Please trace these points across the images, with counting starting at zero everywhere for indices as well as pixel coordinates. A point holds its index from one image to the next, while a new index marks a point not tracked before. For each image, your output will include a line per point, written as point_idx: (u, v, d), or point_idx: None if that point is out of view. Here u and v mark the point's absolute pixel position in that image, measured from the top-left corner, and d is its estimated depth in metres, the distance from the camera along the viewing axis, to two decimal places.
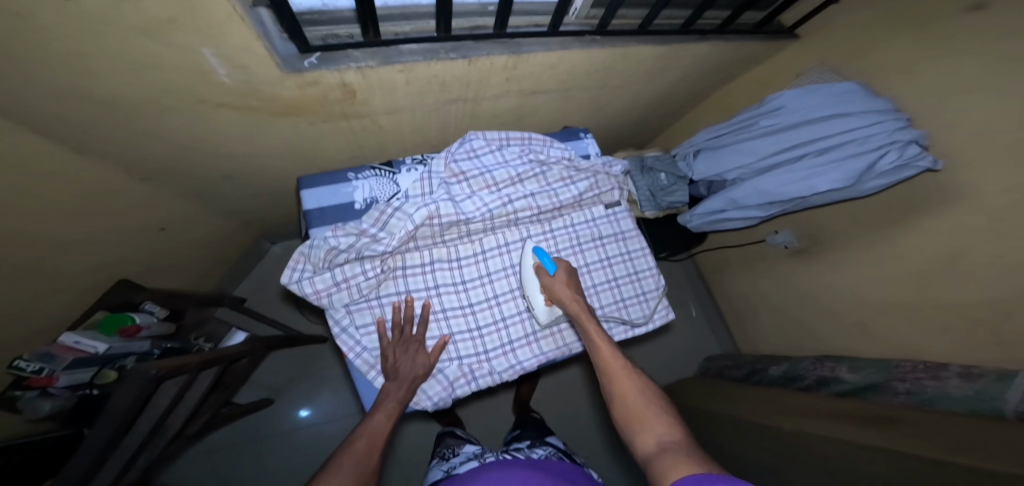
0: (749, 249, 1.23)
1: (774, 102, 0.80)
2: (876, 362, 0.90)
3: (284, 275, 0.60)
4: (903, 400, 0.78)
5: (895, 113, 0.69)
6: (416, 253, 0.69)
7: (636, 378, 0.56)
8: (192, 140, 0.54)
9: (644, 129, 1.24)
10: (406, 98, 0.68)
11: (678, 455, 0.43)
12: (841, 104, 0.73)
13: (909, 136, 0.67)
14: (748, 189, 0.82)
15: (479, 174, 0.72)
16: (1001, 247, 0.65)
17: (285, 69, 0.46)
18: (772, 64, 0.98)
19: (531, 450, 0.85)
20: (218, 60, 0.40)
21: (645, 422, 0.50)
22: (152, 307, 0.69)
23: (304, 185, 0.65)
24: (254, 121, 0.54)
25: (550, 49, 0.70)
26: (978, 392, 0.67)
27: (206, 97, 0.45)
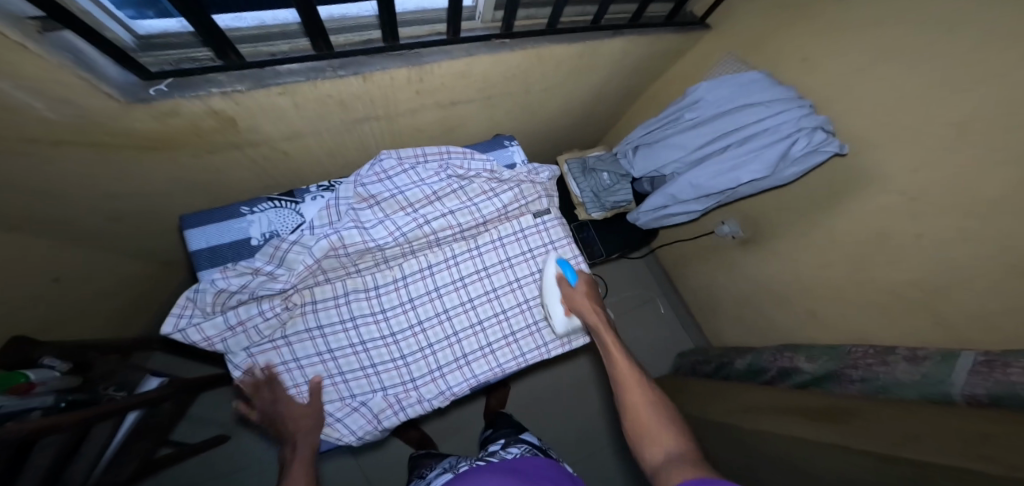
0: (703, 242, 1.21)
1: (694, 95, 0.78)
2: (830, 349, 0.87)
3: (167, 324, 0.59)
4: (859, 388, 0.74)
5: (799, 101, 0.69)
6: (327, 286, 0.68)
7: (649, 386, 0.51)
8: (53, 180, 0.50)
9: (588, 129, 1.22)
10: (304, 122, 0.63)
11: (684, 466, 0.39)
12: (752, 95, 0.73)
13: (813, 122, 0.66)
14: (682, 184, 0.79)
15: (390, 196, 0.68)
16: (940, 224, 0.62)
17: (126, 99, 0.43)
18: (696, 54, 0.97)
19: (504, 450, 0.81)
20: (30, 94, 0.36)
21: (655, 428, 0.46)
22: (54, 361, 0.65)
23: (187, 225, 0.63)
24: (114, 154, 0.50)
25: (453, 57, 0.67)
26: (925, 376, 0.64)
27: (43, 135, 0.42)
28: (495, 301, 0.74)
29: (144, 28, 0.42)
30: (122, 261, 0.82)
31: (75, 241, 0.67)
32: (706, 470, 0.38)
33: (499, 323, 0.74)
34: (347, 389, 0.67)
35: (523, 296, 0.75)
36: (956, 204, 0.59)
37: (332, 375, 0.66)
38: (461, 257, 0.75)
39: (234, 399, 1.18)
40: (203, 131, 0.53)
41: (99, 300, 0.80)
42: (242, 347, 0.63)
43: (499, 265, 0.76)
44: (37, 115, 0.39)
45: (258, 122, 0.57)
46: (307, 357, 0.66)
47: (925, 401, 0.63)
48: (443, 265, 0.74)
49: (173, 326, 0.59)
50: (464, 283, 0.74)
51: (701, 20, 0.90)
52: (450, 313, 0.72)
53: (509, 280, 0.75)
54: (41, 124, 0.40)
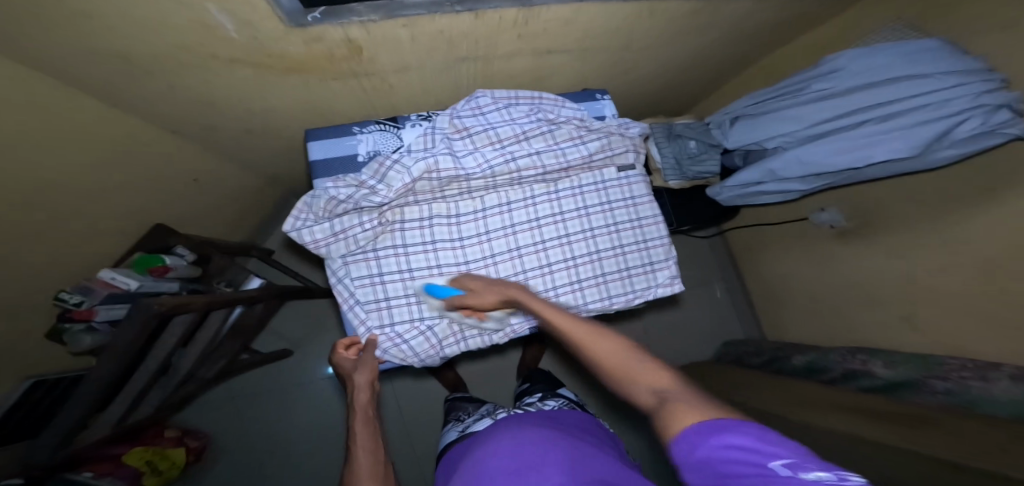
0: (792, 227, 1.12)
1: (833, 64, 0.69)
2: (916, 358, 0.81)
3: (287, 222, 0.67)
4: (943, 400, 0.69)
5: (982, 75, 0.57)
6: (414, 207, 0.73)
7: (612, 334, 0.46)
8: (211, 93, 0.58)
9: (676, 96, 1.14)
10: (414, 55, 0.65)
11: (679, 401, 0.33)
12: (913, 65, 0.61)
13: (997, 99, 0.55)
14: (788, 160, 0.72)
15: (482, 129, 0.71)
16: None
17: (290, 23, 0.45)
18: (837, 21, 0.86)
19: (542, 402, 0.86)
20: (226, 18, 0.41)
21: (638, 369, 0.40)
22: (184, 251, 0.78)
23: (311, 137, 0.70)
24: (263, 76, 0.56)
25: (563, 3, 0.64)
26: (1023, 396, 0.58)
27: (219, 52, 0.48)
28: (566, 247, 0.76)
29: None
30: (238, 176, 0.92)
31: (209, 151, 0.78)
32: (700, 399, 0.32)
33: (567, 269, 0.76)
34: (419, 309, 0.73)
35: (594, 247, 0.77)
36: None
37: (408, 294, 0.73)
38: (540, 199, 0.77)
39: (303, 315, 1.34)
40: (335, 59, 0.57)
41: (217, 209, 0.93)
42: (340, 254, 0.71)
43: (575, 212, 0.77)
44: (222, 33, 0.44)
45: (378, 53, 0.60)
46: (392, 273, 0.72)
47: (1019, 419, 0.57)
48: (523, 204, 0.76)
49: (293, 224, 0.67)
50: (540, 224, 0.76)
51: None
52: (522, 251, 0.75)
53: (583, 229, 0.77)
54: (219, 41, 0.45)
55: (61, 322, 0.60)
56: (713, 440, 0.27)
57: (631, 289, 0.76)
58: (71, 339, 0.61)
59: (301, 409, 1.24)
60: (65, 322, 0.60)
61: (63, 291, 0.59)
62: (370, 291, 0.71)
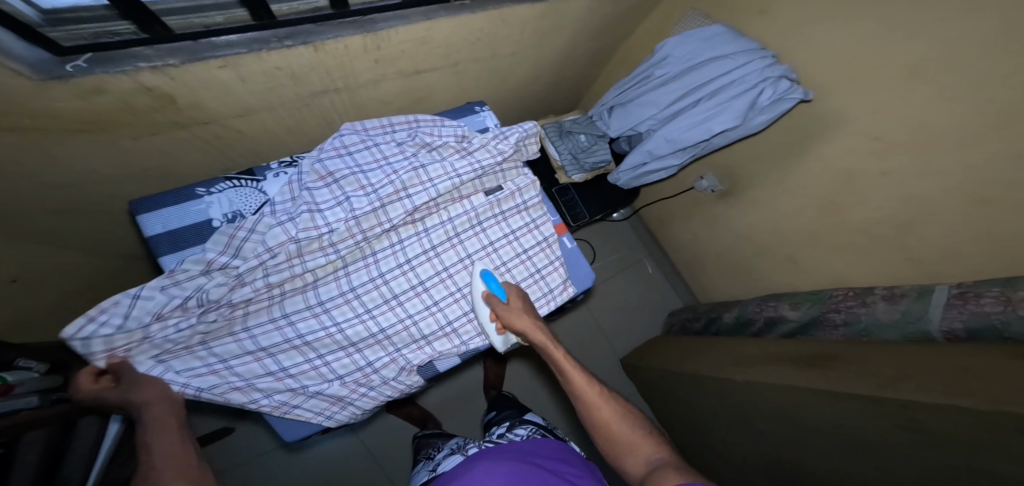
0: (686, 198, 1.20)
1: (660, 53, 0.76)
2: (812, 294, 0.88)
3: (70, 327, 0.50)
4: (843, 333, 0.75)
5: (762, 51, 0.67)
6: (248, 288, 0.61)
7: (614, 402, 0.54)
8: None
9: (563, 93, 1.19)
10: (254, 97, 0.60)
11: (668, 469, 0.43)
12: (718, 47, 0.71)
13: (779, 70, 0.64)
14: (657, 140, 0.77)
15: (350, 173, 0.67)
16: (923, 160, 0.61)
17: (37, 75, 0.39)
18: (664, 10, 0.95)
19: (511, 432, 0.81)
20: None
21: (631, 446, 0.49)
22: (28, 362, 0.65)
23: (139, 210, 0.62)
24: (44, 136, 0.48)
25: (410, 23, 0.63)
26: (904, 315, 0.66)
27: None
28: (448, 281, 0.75)
29: (50, 2, 0.37)
30: (79, 256, 0.79)
31: (26, 238, 0.65)
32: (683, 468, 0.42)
33: (456, 302, 0.76)
34: (296, 381, 0.68)
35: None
36: (936, 142, 0.59)
37: (272, 371, 0.67)
38: (409, 241, 0.74)
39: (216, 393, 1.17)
40: (136, 109, 0.51)
41: (60, 302, 0.78)
42: (155, 354, 0.59)
43: (471, 232, 0.78)
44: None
45: (202, 98, 0.55)
46: (240, 357, 0.64)
47: (906, 340, 0.65)
48: (389, 251, 0.73)
49: (78, 331, 0.50)
50: (436, 252, 0.75)
51: None
52: (426, 284, 0.74)
53: (461, 257, 0.76)
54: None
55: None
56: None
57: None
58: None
59: None
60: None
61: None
62: (213, 379, 0.62)
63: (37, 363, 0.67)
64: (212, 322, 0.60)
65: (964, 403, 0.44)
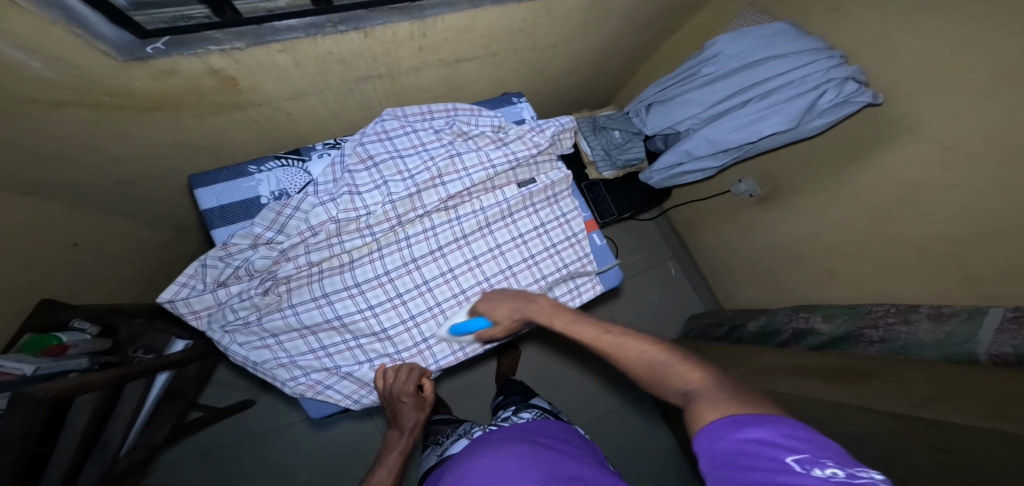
0: (718, 201, 1.17)
1: (712, 49, 0.74)
2: (847, 308, 0.85)
3: (167, 291, 0.67)
4: (878, 350, 0.73)
5: (829, 51, 0.64)
6: (290, 264, 0.67)
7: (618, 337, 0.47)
8: (63, 143, 0.51)
9: (597, 87, 1.17)
10: (305, 81, 0.62)
11: (702, 398, 0.33)
12: (774, 46, 0.68)
13: (843, 73, 0.61)
14: (699, 139, 0.75)
15: (389, 158, 0.70)
16: (992, 175, 0.58)
17: (122, 57, 0.42)
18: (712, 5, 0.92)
19: (517, 415, 0.82)
20: (23, 53, 0.35)
21: (662, 368, 0.41)
22: (83, 325, 0.67)
23: (197, 185, 0.67)
24: (115, 113, 0.50)
25: (457, 10, 0.63)
26: (949, 336, 0.63)
27: (43, 95, 0.42)
28: (476, 270, 0.76)
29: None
30: (131, 227, 0.83)
31: (89, 207, 0.69)
32: (725, 393, 0.32)
33: (483, 292, 0.76)
34: (332, 361, 0.73)
35: (506, 263, 0.77)
36: (1003, 158, 0.56)
37: (313, 349, 0.72)
38: (442, 229, 0.75)
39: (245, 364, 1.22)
40: (198, 91, 0.53)
41: (115, 268, 0.83)
42: (219, 325, 0.70)
43: (502, 222, 0.78)
44: (38, 75, 0.39)
45: (259, 82, 0.57)
46: (287, 332, 0.71)
47: (948, 360, 0.62)
48: (422, 236, 0.74)
49: (171, 295, 0.67)
50: (467, 241, 0.76)
51: None
52: (455, 272, 0.75)
53: (490, 247, 0.77)
54: (43, 84, 0.40)
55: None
56: (739, 433, 0.26)
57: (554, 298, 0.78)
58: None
59: (260, 470, 1.10)
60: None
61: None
62: (264, 353, 0.71)
63: (91, 324, 0.71)
64: (265, 297, 0.68)
65: (1008, 428, 0.43)
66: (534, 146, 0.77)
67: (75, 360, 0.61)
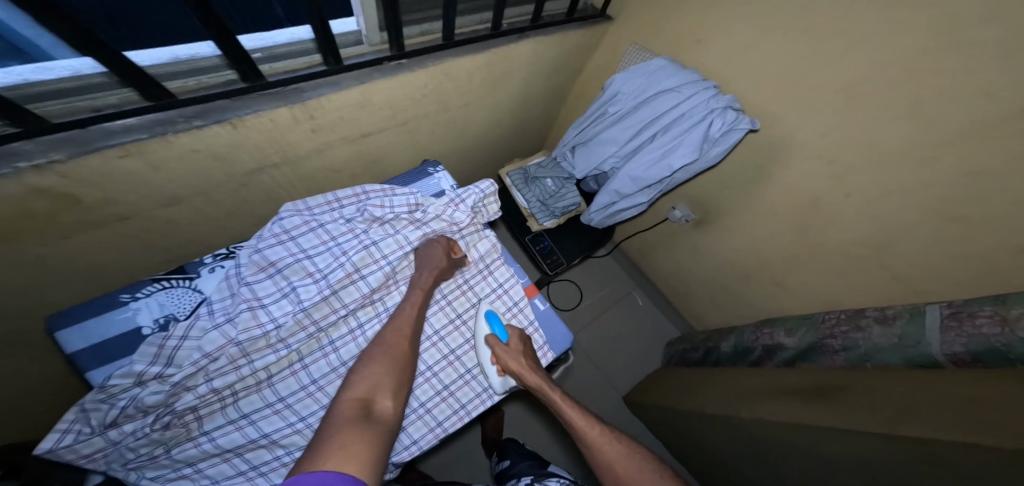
0: (659, 228, 1.16)
1: (611, 89, 0.75)
2: (804, 319, 0.84)
3: (45, 440, 0.51)
4: (845, 359, 0.69)
5: (704, 83, 0.66)
6: (191, 394, 0.57)
7: (612, 438, 0.60)
8: None
9: (524, 135, 1.18)
10: (174, 183, 0.55)
11: None
12: (661, 82, 0.70)
13: (723, 101, 0.64)
14: (623, 179, 0.75)
15: (295, 260, 0.65)
16: (904, 174, 0.59)
17: None
18: (604, 48, 0.96)
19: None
20: None
21: (641, 481, 0.54)
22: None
23: (53, 327, 0.55)
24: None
25: (342, 89, 0.60)
26: (902, 338, 0.61)
27: None
28: (416, 360, 0.69)
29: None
30: None
31: None
32: None
33: (428, 381, 0.69)
34: (267, 479, 0.61)
35: (448, 347, 0.72)
36: (909, 156, 0.57)
37: (243, 470, 0.60)
38: (370, 323, 0.70)
39: None
40: (32, 215, 0.45)
41: None
42: (121, 462, 0.55)
43: (435, 304, 0.74)
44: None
45: (112, 192, 0.50)
46: (207, 458, 0.59)
47: (912, 365, 0.59)
48: (348, 336, 0.68)
49: (51, 444, 0.51)
50: None
51: (601, 12, 0.90)
52: None
53: (428, 334, 0.72)
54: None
55: None
56: None
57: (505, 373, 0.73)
58: None
59: None
60: None
61: None
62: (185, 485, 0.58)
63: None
64: (166, 433, 0.56)
65: (992, 443, 0.39)
66: (453, 223, 0.77)
67: None
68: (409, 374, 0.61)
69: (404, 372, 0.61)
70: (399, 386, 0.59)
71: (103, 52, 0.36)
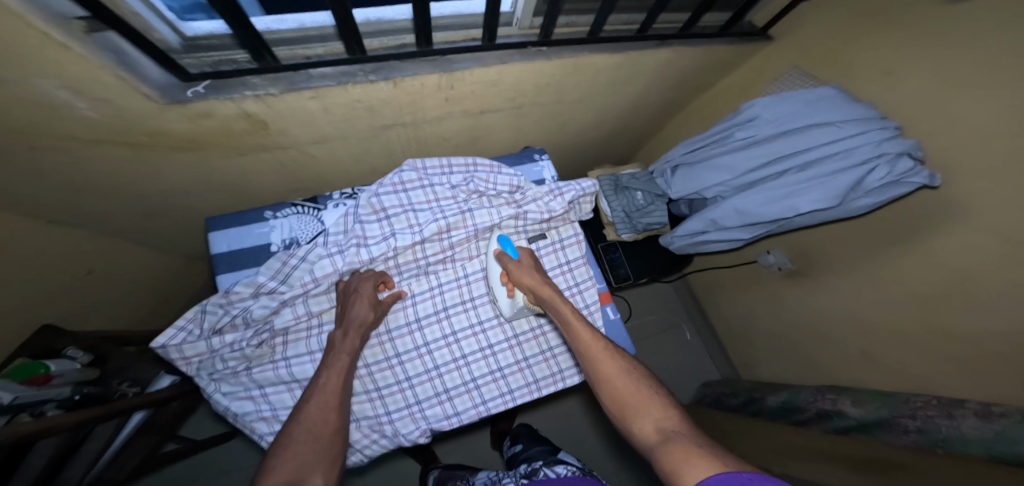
0: (746, 267, 1.14)
1: (748, 113, 0.71)
2: (884, 397, 0.77)
3: (162, 335, 0.60)
4: (915, 440, 0.64)
5: (880, 122, 0.61)
6: (289, 314, 0.63)
7: (620, 361, 0.54)
8: (94, 180, 0.53)
9: (623, 142, 1.17)
10: (330, 125, 0.61)
11: (683, 442, 0.40)
12: (818, 113, 0.65)
13: (899, 148, 0.58)
14: (726, 209, 0.73)
15: (402, 211, 0.67)
16: None
17: (163, 99, 0.42)
18: (751, 67, 0.94)
19: (550, 469, 0.78)
20: (71, 93, 0.36)
21: (640, 407, 0.48)
22: (76, 353, 0.69)
23: (211, 227, 0.64)
24: (150, 152, 0.51)
25: (485, 65, 0.62)
26: (997, 434, 0.54)
27: (81, 134, 0.43)
28: (480, 336, 0.71)
29: (192, 28, 0.42)
30: (144, 255, 0.82)
31: (102, 234, 0.69)
32: (700, 440, 0.39)
33: (484, 358, 0.71)
34: None
35: (512, 330, 0.73)
36: None
37: None
38: (448, 286, 0.70)
39: None
40: (229, 133, 0.53)
41: (123, 289, 0.82)
42: (208, 372, 0.62)
43: None
44: (81, 112, 0.39)
45: (288, 126, 0.57)
46: (275, 384, 0.63)
47: (994, 458, 0.52)
48: (427, 294, 0.70)
49: (165, 340, 0.60)
50: (474, 304, 0.71)
51: (761, 30, 0.86)
52: (459, 336, 0.70)
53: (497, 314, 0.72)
54: (85, 120, 0.40)
55: None
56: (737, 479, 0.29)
57: (559, 370, 0.73)
58: None
59: None
60: None
61: None
62: (247, 405, 0.63)
63: (85, 353, 0.72)
64: (257, 349, 0.62)
65: None
66: (548, 212, 0.72)
67: (55, 389, 0.62)
68: (340, 441, 0.50)
69: (335, 440, 0.50)
70: (328, 456, 0.47)
71: (340, 7, 0.40)
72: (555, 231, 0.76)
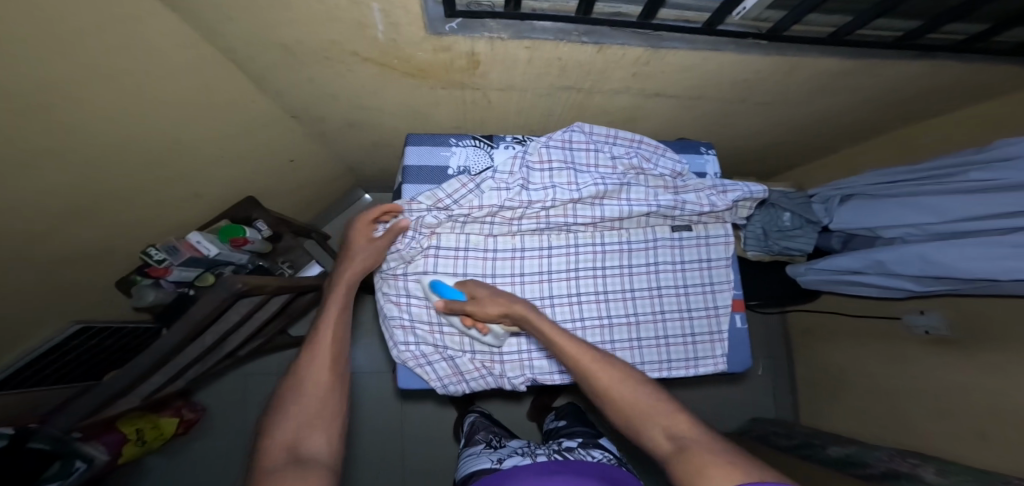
0: (878, 321, 1.03)
1: (1002, 151, 0.58)
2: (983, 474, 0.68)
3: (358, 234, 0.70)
4: None
5: None
6: (448, 236, 0.69)
7: (615, 368, 0.52)
8: (332, 89, 0.64)
9: (771, 154, 1.08)
10: (523, 76, 0.65)
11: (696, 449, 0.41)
12: None
13: None
14: (905, 253, 0.66)
15: (565, 167, 0.68)
16: None
17: (429, 30, 0.49)
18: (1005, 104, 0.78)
19: (586, 451, 0.78)
20: (380, 17, 0.45)
21: (647, 412, 0.48)
22: (261, 226, 0.82)
23: (410, 142, 0.72)
24: (385, 74, 0.60)
25: (693, 49, 0.60)
26: None
27: (357, 51, 0.53)
28: (602, 305, 0.71)
29: None
30: (319, 159, 0.96)
31: (306, 133, 0.82)
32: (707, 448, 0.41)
33: (600, 329, 0.71)
34: (443, 340, 0.71)
35: (633, 308, 0.72)
36: None
37: (431, 323, 0.70)
38: (583, 248, 0.72)
39: None
40: (448, 69, 0.60)
41: (297, 183, 0.97)
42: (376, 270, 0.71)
43: (645, 268, 0.72)
44: (372, 31, 0.48)
45: (492, 71, 0.62)
46: (420, 297, 0.70)
47: None
48: (564, 250, 0.71)
49: None
50: (604, 273, 0.72)
51: None
52: (581, 298, 0.71)
53: (625, 288, 0.72)
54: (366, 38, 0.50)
55: (138, 274, 0.64)
56: None
57: (669, 359, 0.71)
58: (137, 292, 0.66)
59: None
60: (140, 274, 0.65)
61: (155, 245, 0.64)
62: (395, 310, 0.70)
63: (267, 229, 0.85)
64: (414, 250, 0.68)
65: None
66: (708, 206, 0.70)
67: (239, 255, 0.77)
68: (342, 393, 0.51)
69: (334, 395, 0.50)
70: (329, 413, 0.48)
71: None
72: (703, 225, 0.74)
